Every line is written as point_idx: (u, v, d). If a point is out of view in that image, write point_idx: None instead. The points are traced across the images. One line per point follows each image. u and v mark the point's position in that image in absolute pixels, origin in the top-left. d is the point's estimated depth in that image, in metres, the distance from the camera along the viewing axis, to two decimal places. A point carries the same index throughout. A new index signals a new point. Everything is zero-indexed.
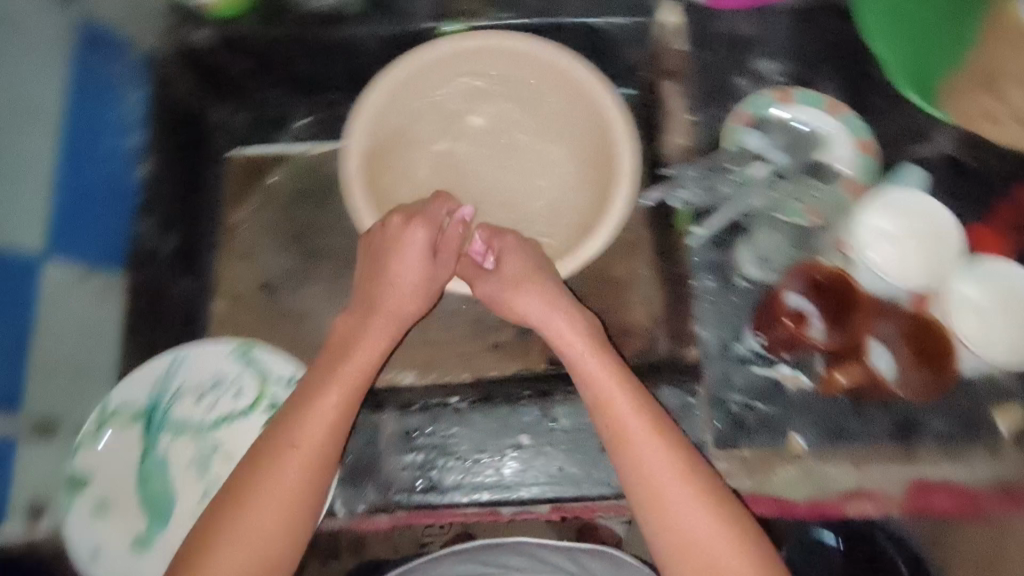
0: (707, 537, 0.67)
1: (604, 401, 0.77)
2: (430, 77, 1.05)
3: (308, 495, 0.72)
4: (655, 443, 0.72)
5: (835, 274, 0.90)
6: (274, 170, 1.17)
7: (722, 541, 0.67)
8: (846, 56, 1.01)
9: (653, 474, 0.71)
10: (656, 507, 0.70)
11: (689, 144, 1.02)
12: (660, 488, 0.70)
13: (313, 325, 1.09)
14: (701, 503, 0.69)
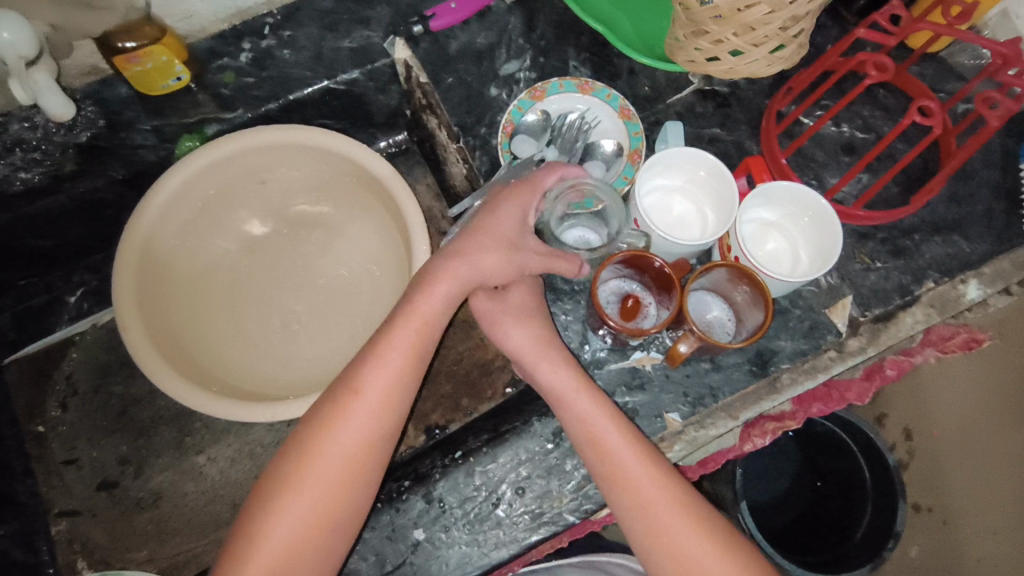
0: (705, 558, 0.70)
1: (614, 439, 0.76)
2: (182, 203, 0.96)
3: (321, 523, 0.71)
4: (653, 475, 0.74)
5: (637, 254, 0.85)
6: (64, 358, 1.05)
7: (717, 558, 0.70)
8: (588, 33, 1.04)
9: (659, 514, 0.73)
10: (658, 542, 0.72)
11: (467, 170, 1.00)
12: (664, 530, 0.72)
13: (177, 502, 0.99)
14: (701, 529, 0.72)
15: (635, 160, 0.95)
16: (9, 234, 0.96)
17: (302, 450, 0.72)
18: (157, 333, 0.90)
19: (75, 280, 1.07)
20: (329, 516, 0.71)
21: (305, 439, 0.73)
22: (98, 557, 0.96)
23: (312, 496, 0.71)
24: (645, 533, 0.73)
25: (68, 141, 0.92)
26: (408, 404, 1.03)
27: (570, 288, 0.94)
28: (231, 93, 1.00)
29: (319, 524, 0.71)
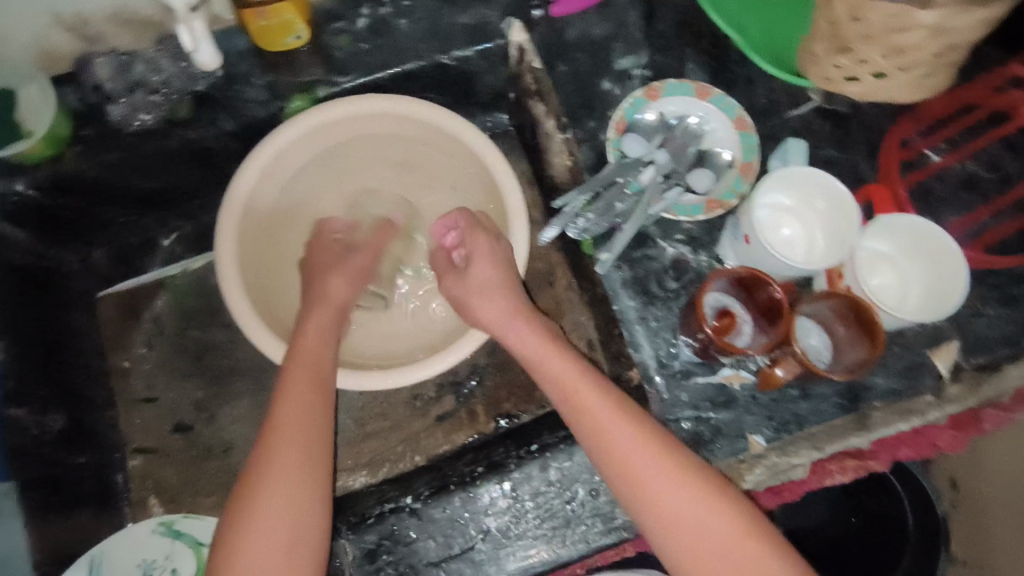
0: (725, 544, 0.67)
1: (610, 428, 0.74)
2: (287, 162, 0.98)
3: (311, 452, 0.77)
4: (653, 455, 0.72)
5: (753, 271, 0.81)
6: (154, 300, 1.08)
7: (738, 541, 0.66)
8: (710, 35, 1.01)
9: (666, 501, 0.69)
10: (670, 527, 0.69)
11: (573, 163, 0.97)
12: (675, 513, 0.69)
13: (246, 454, 1.01)
14: (717, 511, 0.68)
15: (747, 173, 0.93)
16: (118, 172, 0.98)
17: (282, 399, 0.80)
18: (251, 287, 0.93)
19: (171, 225, 1.10)
20: (316, 445, 0.78)
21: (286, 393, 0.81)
22: (167, 496, 0.99)
23: (297, 432, 0.77)
24: (656, 520, 0.69)
25: (187, 88, 0.94)
26: (480, 389, 1.04)
27: (664, 294, 0.92)
28: (343, 56, 0.99)
29: (308, 453, 0.77)
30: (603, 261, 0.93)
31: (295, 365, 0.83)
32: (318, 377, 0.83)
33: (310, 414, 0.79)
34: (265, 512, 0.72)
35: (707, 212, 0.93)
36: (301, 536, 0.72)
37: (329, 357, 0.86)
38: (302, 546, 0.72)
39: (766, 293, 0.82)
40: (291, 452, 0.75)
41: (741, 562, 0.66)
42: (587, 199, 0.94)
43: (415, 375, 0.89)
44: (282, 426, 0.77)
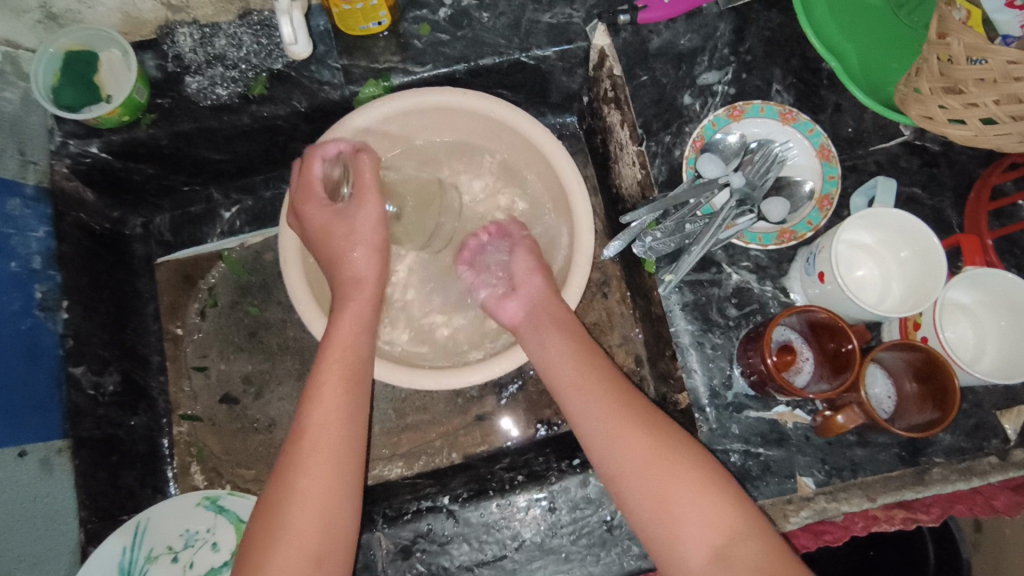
0: (694, 499, 0.67)
1: (593, 393, 0.77)
2: None
3: (345, 461, 0.73)
4: (630, 413, 0.74)
5: (833, 317, 0.78)
6: (211, 271, 1.09)
7: (708, 498, 0.67)
8: (800, 56, 0.97)
9: (641, 456, 0.71)
10: (643, 481, 0.70)
11: (642, 177, 0.95)
12: (649, 466, 0.70)
13: (289, 432, 1.03)
14: (688, 468, 0.69)
15: (824, 206, 0.89)
16: (190, 142, 0.98)
17: (314, 401, 0.75)
18: (308, 273, 0.94)
19: (233, 197, 1.11)
20: (351, 459, 0.73)
21: (315, 393, 0.76)
22: (210, 465, 1.02)
23: (328, 436, 0.73)
24: (629, 472, 0.71)
25: (264, 65, 0.94)
26: (524, 395, 1.02)
27: (725, 322, 0.90)
28: (423, 46, 0.97)
29: (343, 463, 0.73)
30: (665, 282, 0.91)
31: (327, 363, 0.78)
32: (353, 377, 0.78)
33: (342, 418, 0.75)
34: (299, 525, 0.68)
35: (778, 242, 0.89)
36: (330, 547, 0.69)
37: (363, 355, 0.81)
38: (330, 557, 0.69)
39: (837, 336, 0.79)
40: (320, 466, 0.71)
41: (711, 515, 0.66)
42: (654, 219, 0.93)
43: (463, 379, 0.88)
44: (313, 433, 0.73)
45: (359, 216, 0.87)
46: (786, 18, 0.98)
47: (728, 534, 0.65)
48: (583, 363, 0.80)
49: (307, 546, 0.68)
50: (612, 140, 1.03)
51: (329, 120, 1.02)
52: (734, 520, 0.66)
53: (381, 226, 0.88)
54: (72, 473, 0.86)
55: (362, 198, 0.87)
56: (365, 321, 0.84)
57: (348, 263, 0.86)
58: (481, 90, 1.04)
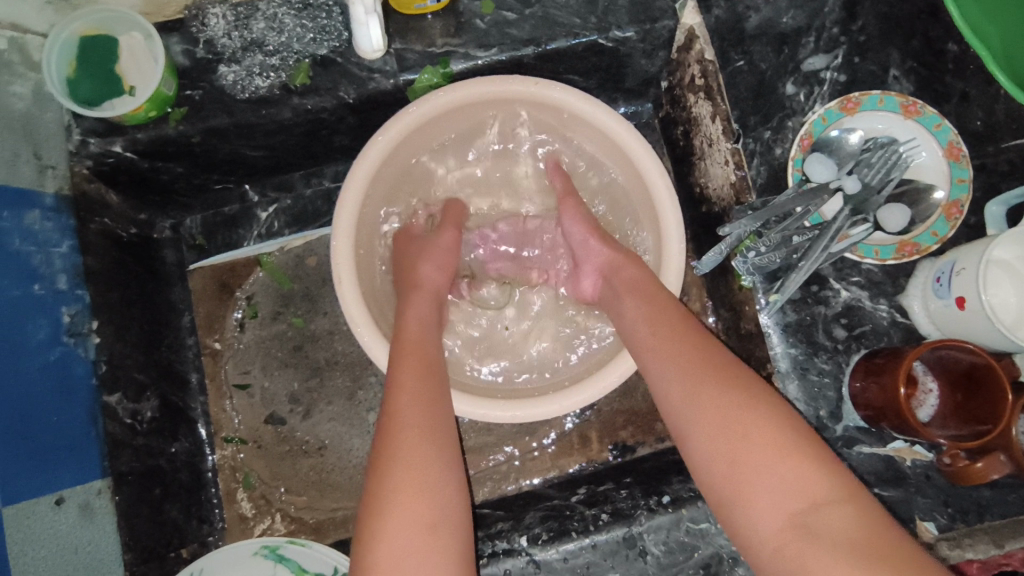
0: (771, 463, 0.56)
1: (668, 342, 0.67)
2: (410, 144, 0.86)
3: (440, 428, 0.66)
4: (707, 364, 0.63)
5: (980, 354, 0.68)
6: (250, 278, 0.99)
7: (790, 463, 0.56)
8: (921, 37, 0.84)
9: (714, 410, 0.60)
10: (713, 435, 0.59)
11: (737, 179, 0.82)
12: (725, 424, 0.59)
13: (341, 456, 0.95)
14: (766, 426, 0.58)
15: (952, 214, 0.78)
16: (223, 139, 0.86)
17: (395, 386, 0.68)
18: (365, 288, 0.84)
19: (270, 196, 1.00)
20: (444, 418, 0.67)
21: (392, 378, 0.69)
22: (258, 492, 0.95)
23: (413, 415, 0.65)
24: (698, 428, 0.60)
25: (308, 51, 0.83)
26: (596, 415, 0.94)
27: (832, 345, 0.80)
28: (486, 26, 0.85)
29: (433, 430, 0.66)
30: (768, 302, 0.81)
31: (402, 349, 0.72)
32: (427, 363, 0.71)
33: (425, 385, 0.69)
34: (406, 491, 0.60)
35: (897, 256, 0.79)
36: (444, 516, 0.61)
37: (435, 346, 0.74)
38: (445, 527, 0.60)
39: (977, 370, 0.70)
40: (417, 433, 0.64)
41: (791, 484, 0.55)
42: (753, 230, 0.82)
43: (544, 411, 0.79)
44: (401, 409, 0.66)
45: (436, 241, 0.85)
46: None
47: (828, 501, 0.54)
48: (655, 316, 0.70)
49: (422, 515, 0.59)
50: (698, 133, 0.91)
51: (379, 114, 0.90)
52: (827, 491, 0.54)
53: (455, 253, 0.86)
54: (110, 516, 0.79)
55: (446, 226, 0.87)
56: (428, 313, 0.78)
57: (420, 271, 0.82)
58: (548, 75, 0.92)
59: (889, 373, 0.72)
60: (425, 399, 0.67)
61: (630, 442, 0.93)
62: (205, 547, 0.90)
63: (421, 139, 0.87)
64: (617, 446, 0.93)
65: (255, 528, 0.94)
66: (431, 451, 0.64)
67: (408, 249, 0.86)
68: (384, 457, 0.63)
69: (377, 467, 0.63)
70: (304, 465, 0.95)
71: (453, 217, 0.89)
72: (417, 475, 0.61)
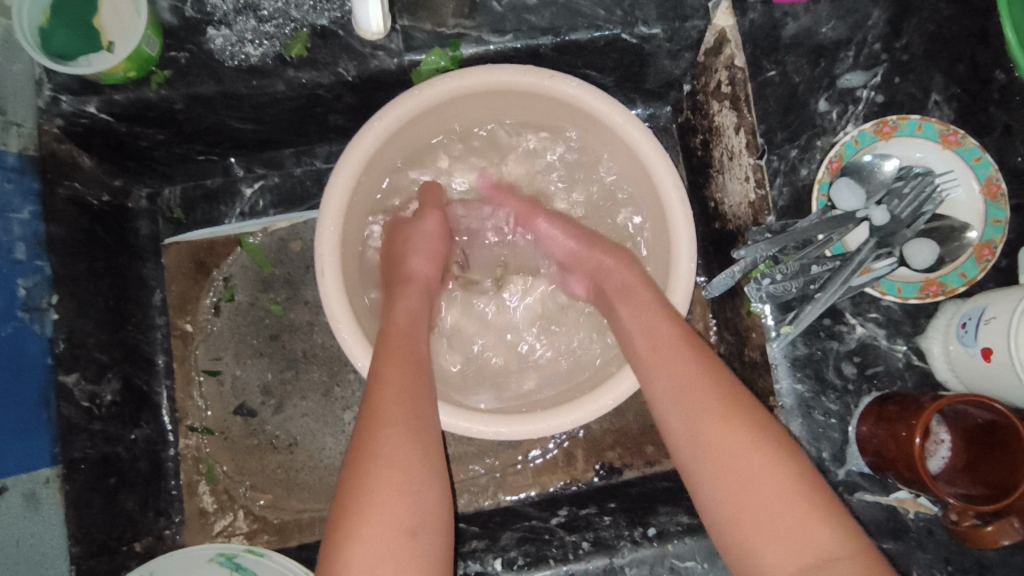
0: (775, 500, 0.53)
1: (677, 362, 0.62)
2: (410, 130, 0.80)
3: (427, 429, 0.61)
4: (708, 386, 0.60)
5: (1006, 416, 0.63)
6: (229, 258, 0.93)
7: (794, 502, 0.53)
8: (966, 62, 0.78)
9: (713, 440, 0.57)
10: (723, 478, 0.56)
11: (756, 198, 0.78)
12: (723, 455, 0.56)
13: (312, 455, 0.90)
14: (772, 464, 0.55)
15: (983, 256, 0.73)
16: (208, 108, 0.80)
17: (375, 379, 0.63)
18: (349, 284, 0.78)
19: (256, 172, 0.94)
20: (426, 416, 0.62)
21: (374, 372, 0.64)
22: (221, 486, 0.90)
23: (396, 408, 0.60)
24: (691, 456, 0.58)
25: (306, 20, 0.76)
26: (584, 433, 0.88)
27: (842, 384, 0.76)
28: (502, 10, 0.78)
29: (414, 431, 0.60)
30: (779, 333, 0.76)
31: (386, 341, 0.67)
32: (412, 355, 0.66)
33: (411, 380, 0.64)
34: (380, 496, 0.55)
35: (920, 296, 0.74)
36: (423, 525, 0.56)
37: (422, 341, 0.69)
38: (423, 538, 0.55)
39: (999, 429, 0.65)
40: (398, 430, 0.59)
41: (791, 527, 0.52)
42: (770, 255, 0.77)
43: (529, 429, 0.74)
44: (382, 402, 0.61)
45: (425, 229, 0.79)
46: (956, 10, 0.79)
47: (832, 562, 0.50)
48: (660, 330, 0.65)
49: (400, 521, 0.55)
50: (718, 144, 0.85)
51: (379, 95, 0.83)
52: (831, 540, 0.51)
53: (441, 237, 0.79)
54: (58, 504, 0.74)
55: (427, 210, 0.80)
56: (419, 306, 0.73)
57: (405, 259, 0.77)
58: (565, 69, 0.85)
59: (902, 423, 0.67)
60: (405, 395, 0.62)
61: (618, 464, 0.88)
62: (161, 540, 0.85)
63: (422, 126, 0.81)
64: (603, 467, 0.88)
65: (216, 522, 0.89)
66: (406, 454, 0.58)
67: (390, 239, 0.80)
68: (362, 449, 0.58)
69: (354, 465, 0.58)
70: (272, 461, 0.90)
71: (432, 201, 0.82)
72: (388, 483, 0.56)
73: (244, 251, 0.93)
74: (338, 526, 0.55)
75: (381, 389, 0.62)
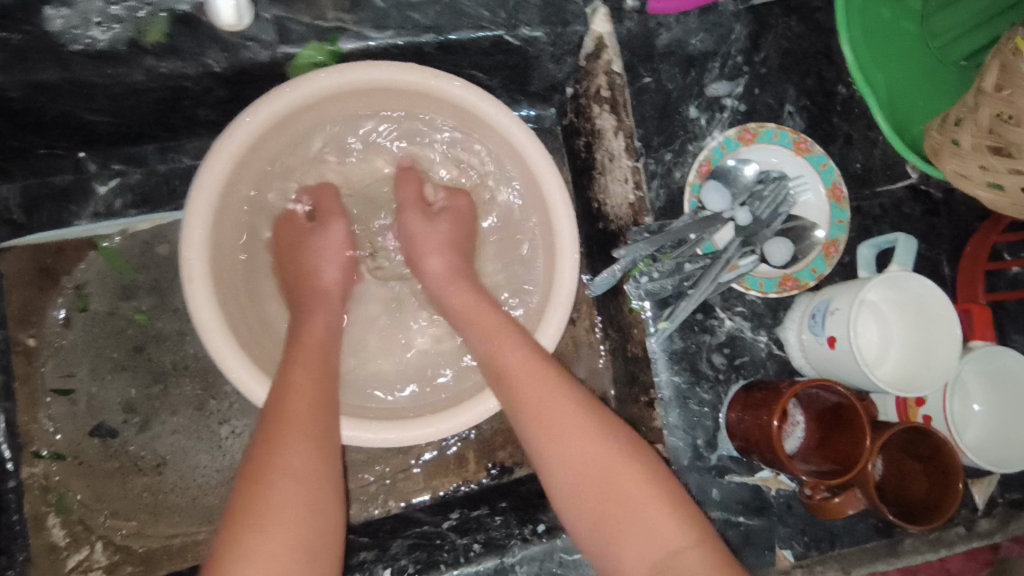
0: (640, 510, 0.57)
1: (523, 379, 0.65)
2: (286, 127, 0.76)
3: (333, 443, 0.61)
4: (563, 411, 0.63)
5: (848, 397, 0.70)
6: (80, 264, 0.85)
7: (658, 506, 0.57)
8: (814, 77, 0.86)
9: (586, 462, 0.60)
10: (580, 482, 0.60)
11: (635, 200, 0.82)
12: (596, 474, 0.59)
13: (184, 475, 0.84)
14: (623, 472, 0.59)
15: (829, 253, 0.80)
16: (50, 96, 0.71)
17: (284, 388, 0.62)
18: (221, 289, 0.73)
19: (113, 168, 0.85)
20: (335, 428, 0.62)
21: (283, 381, 0.63)
22: (76, 517, 0.81)
23: (306, 419, 0.60)
24: (563, 478, 0.61)
25: (164, 4, 0.69)
26: (476, 434, 0.88)
27: (714, 374, 0.81)
28: (383, 4, 0.76)
29: (323, 443, 0.59)
30: (657, 329, 0.80)
31: (298, 351, 0.67)
32: (326, 368, 0.66)
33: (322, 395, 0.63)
34: (284, 507, 0.54)
35: (779, 290, 0.80)
36: (323, 537, 0.55)
37: (334, 354, 0.69)
38: (322, 551, 0.54)
39: (843, 409, 0.72)
40: (306, 440, 0.58)
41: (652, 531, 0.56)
42: (648, 254, 0.80)
43: (418, 434, 0.72)
44: (290, 412, 0.60)
45: (325, 235, 0.78)
46: (806, 28, 0.86)
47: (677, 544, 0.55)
48: (506, 348, 0.68)
49: (301, 532, 0.53)
50: (600, 147, 0.88)
51: (253, 88, 0.78)
52: (671, 526, 0.56)
53: (348, 245, 0.79)
54: None
55: (333, 217, 0.79)
56: (331, 322, 0.72)
57: (311, 267, 0.76)
58: (450, 69, 0.85)
59: (765, 408, 0.73)
60: (315, 407, 0.61)
61: (510, 461, 0.89)
62: None
63: (299, 122, 0.77)
64: (496, 466, 0.89)
65: (71, 555, 0.80)
66: (317, 465, 0.57)
67: (292, 246, 0.78)
68: (266, 457, 0.56)
69: (253, 474, 0.56)
70: (137, 485, 0.82)
71: (332, 205, 0.80)
72: (293, 494, 0.55)
73: (97, 254, 0.85)
74: (231, 539, 0.53)
75: (291, 400, 0.61)
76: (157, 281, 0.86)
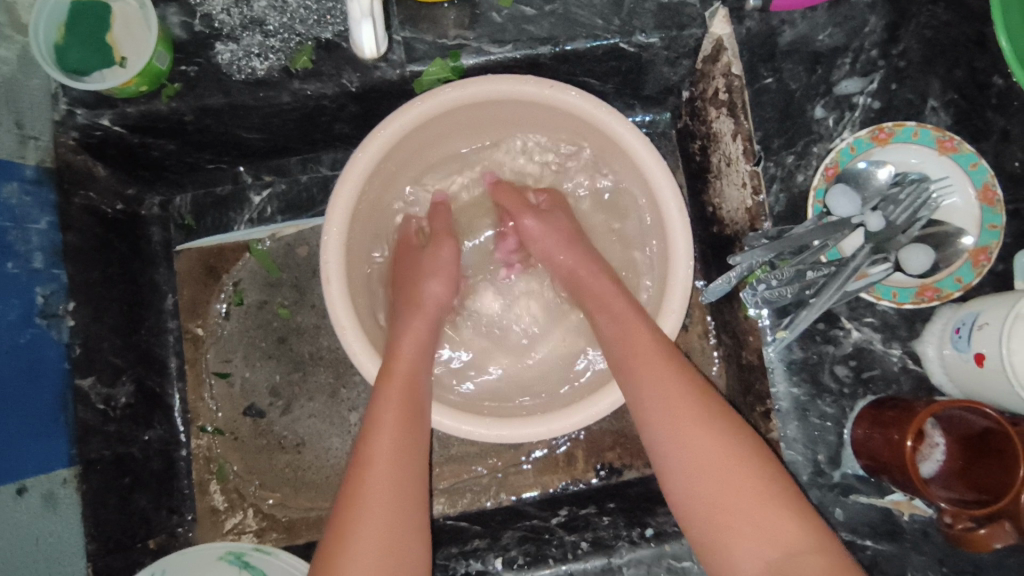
0: (751, 510, 0.58)
1: (648, 367, 0.67)
2: (413, 140, 0.81)
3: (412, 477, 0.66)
4: (687, 404, 0.64)
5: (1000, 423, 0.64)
6: (238, 264, 0.96)
7: (774, 515, 0.58)
8: (962, 68, 0.78)
9: (703, 459, 0.61)
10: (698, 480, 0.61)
11: (753, 204, 0.79)
12: (713, 471, 0.60)
13: (319, 455, 0.93)
14: (744, 479, 0.59)
15: (979, 261, 0.74)
16: (218, 118, 0.82)
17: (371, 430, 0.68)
18: (354, 291, 0.80)
19: (264, 179, 0.96)
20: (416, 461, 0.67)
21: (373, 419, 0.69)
22: (232, 485, 0.92)
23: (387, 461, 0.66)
24: (678, 473, 0.62)
25: (311, 33, 0.78)
26: (584, 434, 0.90)
27: (837, 387, 0.76)
28: (502, 20, 0.80)
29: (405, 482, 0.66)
30: (775, 338, 0.77)
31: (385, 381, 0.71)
32: (410, 397, 0.70)
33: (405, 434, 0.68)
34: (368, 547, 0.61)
35: (916, 300, 0.75)
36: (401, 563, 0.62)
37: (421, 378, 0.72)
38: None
39: (993, 434, 0.66)
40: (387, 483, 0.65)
41: (768, 530, 0.57)
42: (766, 261, 0.78)
43: (530, 432, 0.75)
44: (376, 468, 0.65)
45: (434, 254, 0.81)
46: (953, 15, 0.79)
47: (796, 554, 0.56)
48: (636, 332, 0.70)
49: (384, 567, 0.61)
50: (716, 149, 0.86)
51: (383, 104, 0.85)
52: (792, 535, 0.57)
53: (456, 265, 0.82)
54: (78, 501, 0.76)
55: (444, 239, 0.82)
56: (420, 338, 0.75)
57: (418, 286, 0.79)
58: (565, 78, 0.87)
59: (897, 427, 0.68)
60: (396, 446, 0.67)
61: (618, 465, 0.89)
62: (174, 537, 0.88)
63: (424, 135, 0.82)
64: (603, 468, 0.89)
65: (225, 518, 0.92)
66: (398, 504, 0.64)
67: (406, 266, 0.82)
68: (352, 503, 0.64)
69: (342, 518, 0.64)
70: (280, 461, 0.93)
71: (443, 227, 0.84)
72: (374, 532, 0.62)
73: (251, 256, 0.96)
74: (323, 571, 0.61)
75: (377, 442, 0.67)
76: (299, 280, 0.95)
